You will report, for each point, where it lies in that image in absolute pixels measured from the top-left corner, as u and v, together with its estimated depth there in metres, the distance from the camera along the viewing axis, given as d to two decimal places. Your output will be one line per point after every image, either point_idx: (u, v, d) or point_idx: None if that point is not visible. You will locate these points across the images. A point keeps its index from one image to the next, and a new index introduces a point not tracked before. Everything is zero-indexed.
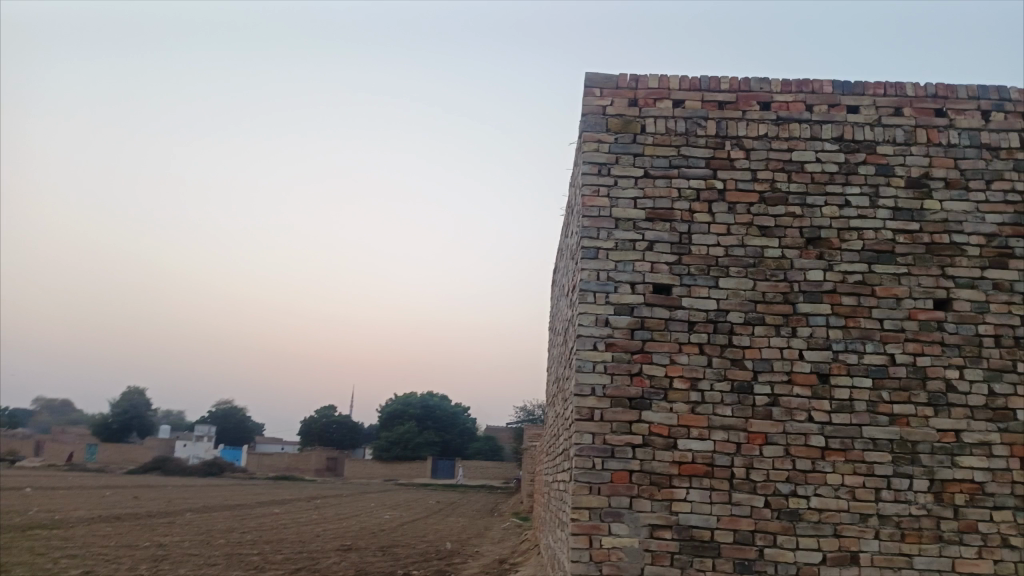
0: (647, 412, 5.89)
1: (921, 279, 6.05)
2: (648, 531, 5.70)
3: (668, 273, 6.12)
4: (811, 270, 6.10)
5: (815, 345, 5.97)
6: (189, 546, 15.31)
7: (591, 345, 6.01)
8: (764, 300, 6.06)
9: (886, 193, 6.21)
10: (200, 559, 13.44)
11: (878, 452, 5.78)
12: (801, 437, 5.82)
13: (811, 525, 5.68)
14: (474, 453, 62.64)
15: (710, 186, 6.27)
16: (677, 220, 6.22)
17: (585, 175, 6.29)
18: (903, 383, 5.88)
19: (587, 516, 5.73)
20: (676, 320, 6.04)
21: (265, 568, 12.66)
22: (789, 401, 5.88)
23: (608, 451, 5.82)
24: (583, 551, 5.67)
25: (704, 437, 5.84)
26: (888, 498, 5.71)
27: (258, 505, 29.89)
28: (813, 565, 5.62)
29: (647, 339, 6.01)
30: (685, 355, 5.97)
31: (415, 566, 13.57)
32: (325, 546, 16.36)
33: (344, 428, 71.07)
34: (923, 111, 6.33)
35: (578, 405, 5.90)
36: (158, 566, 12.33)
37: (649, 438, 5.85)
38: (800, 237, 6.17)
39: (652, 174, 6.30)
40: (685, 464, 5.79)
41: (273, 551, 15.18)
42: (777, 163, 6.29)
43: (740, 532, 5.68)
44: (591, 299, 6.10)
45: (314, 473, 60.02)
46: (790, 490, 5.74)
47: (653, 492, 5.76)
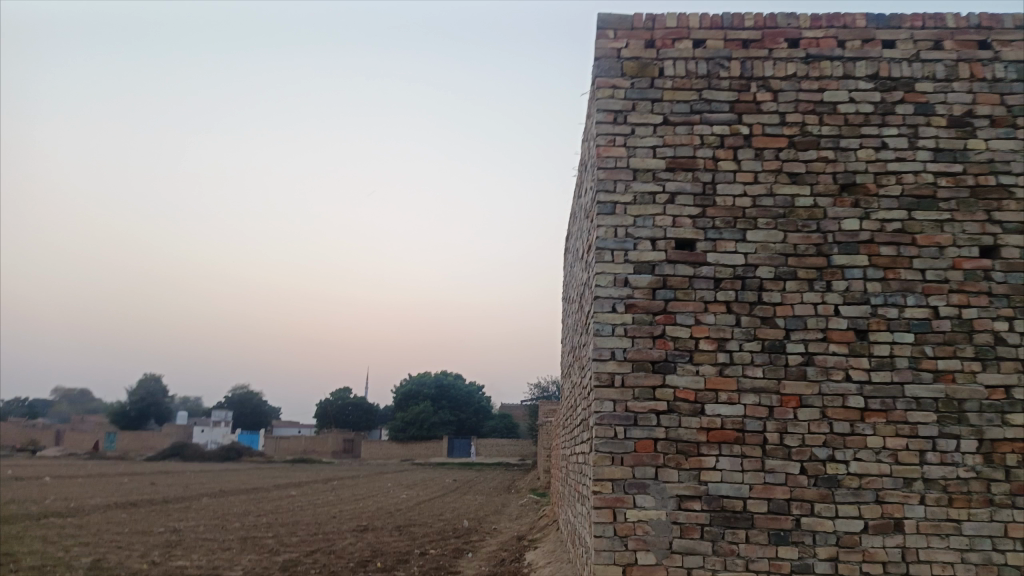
0: (672, 376, 5.49)
1: (965, 225, 5.59)
2: (675, 503, 5.32)
3: (690, 228, 5.69)
4: (846, 220, 5.65)
5: (851, 300, 5.53)
6: (203, 531, 15.10)
7: (609, 307, 5.61)
8: (795, 253, 5.62)
9: (926, 133, 5.73)
10: (214, 543, 13.22)
11: (923, 413, 5.36)
12: (839, 399, 5.40)
13: (851, 492, 5.29)
14: (489, 432, 62.71)
15: (735, 132, 5.81)
16: (700, 169, 5.77)
17: (599, 124, 5.84)
18: (948, 338, 5.44)
19: (610, 488, 5.35)
20: (701, 277, 5.61)
21: (279, 551, 12.43)
22: (825, 360, 5.46)
23: (631, 419, 5.44)
24: (607, 526, 5.30)
25: (733, 401, 5.44)
26: (934, 461, 5.30)
27: (274, 488, 29.85)
28: (854, 535, 5.23)
29: (670, 298, 5.59)
30: (711, 315, 5.56)
31: (431, 545, 13.29)
32: (341, 527, 16.13)
33: (359, 410, 71.19)
34: (965, 44, 5.82)
35: (597, 371, 5.51)
36: (170, 550, 12.10)
37: (675, 404, 5.45)
38: (832, 184, 5.72)
39: (671, 122, 5.85)
40: (714, 431, 5.40)
41: (288, 533, 14.95)
42: (806, 105, 5.81)
43: (774, 501, 5.29)
44: (608, 258, 5.68)
45: (330, 455, 60.11)
46: (828, 455, 5.34)
47: (680, 461, 5.37)
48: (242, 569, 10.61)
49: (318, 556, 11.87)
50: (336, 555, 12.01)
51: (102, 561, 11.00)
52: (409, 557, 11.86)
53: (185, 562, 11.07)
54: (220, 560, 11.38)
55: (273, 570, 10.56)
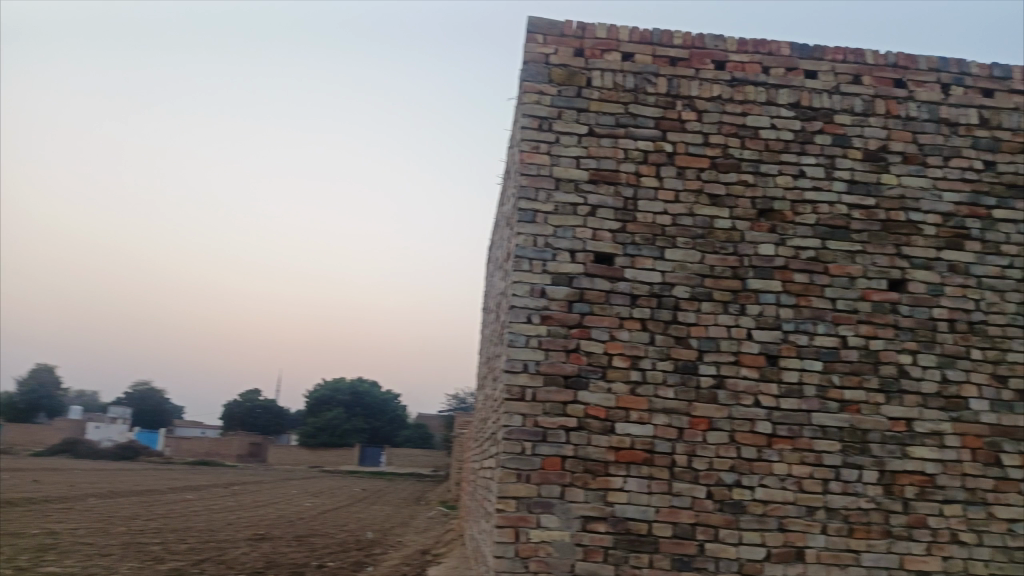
0: (583, 392, 5.34)
1: (876, 258, 5.68)
2: (580, 524, 5.15)
3: (611, 242, 5.57)
4: (763, 245, 5.66)
5: (764, 325, 5.53)
6: (82, 535, 14.06)
7: (524, 318, 5.42)
8: (712, 275, 5.58)
9: (842, 165, 5.81)
10: (92, 549, 12.29)
11: (827, 441, 5.38)
12: (747, 423, 5.37)
13: (755, 519, 5.25)
14: (403, 441, 61.76)
15: (659, 148, 5.75)
16: (623, 183, 5.67)
17: (524, 129, 5.68)
18: (854, 368, 5.50)
19: (514, 507, 5.15)
20: (618, 293, 5.50)
21: (165, 560, 11.67)
22: (735, 383, 5.42)
23: (539, 434, 5.25)
24: (508, 546, 5.10)
25: (643, 421, 5.33)
26: (837, 490, 5.33)
27: (169, 491, 28.33)
28: (756, 562, 5.19)
29: (587, 312, 5.45)
30: (626, 332, 5.45)
31: (329, 557, 12.74)
32: (236, 535, 15.34)
33: (268, 413, 68.92)
34: (882, 81, 5.95)
35: (508, 383, 5.31)
36: (41, 556, 11.18)
37: (585, 421, 5.30)
38: (751, 208, 5.72)
39: (597, 133, 5.74)
40: (622, 450, 5.27)
41: (177, 540, 14.10)
42: (730, 127, 5.81)
43: (680, 525, 5.20)
44: (526, 268, 5.50)
45: (235, 459, 57.75)
46: (734, 480, 5.29)
47: (587, 481, 5.21)
48: None
49: (207, 567, 11.19)
50: (226, 566, 11.34)
51: None
52: (304, 570, 11.31)
53: (56, 570, 10.21)
54: (96, 568, 10.55)
55: None
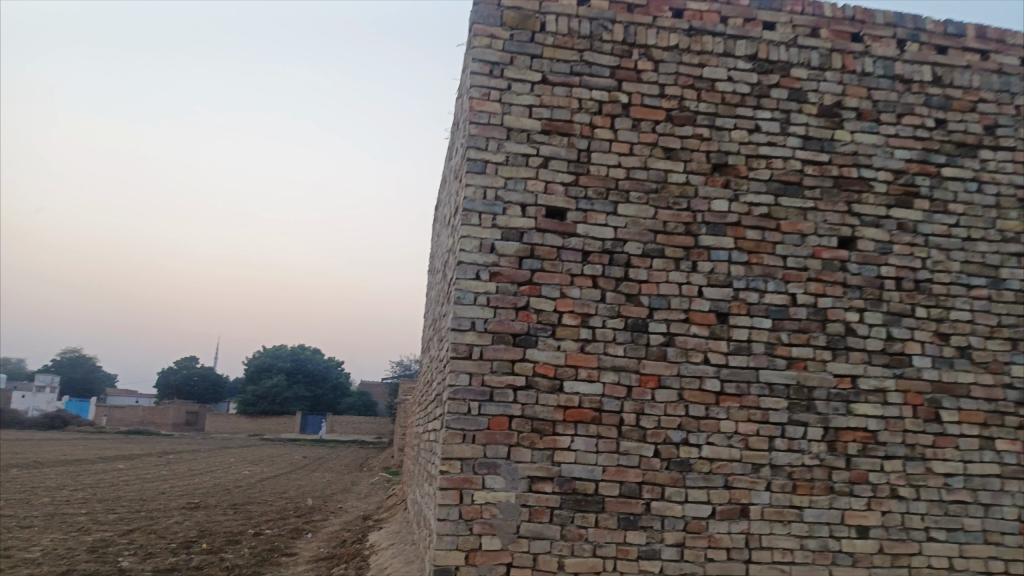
0: (532, 350, 5.15)
1: (827, 215, 5.62)
2: (526, 485, 5.00)
3: (562, 195, 5.36)
4: (716, 200, 5.53)
5: (715, 282, 5.42)
6: (2, 506, 13.34)
7: (473, 274, 5.18)
8: (664, 231, 5.43)
9: (797, 120, 5.71)
10: (12, 520, 11.65)
11: (774, 399, 5.34)
12: (696, 381, 5.28)
13: (701, 477, 5.18)
14: (345, 408, 61.21)
15: (613, 99, 5.53)
16: (576, 134, 5.44)
17: (474, 75, 5.37)
18: (803, 325, 5.45)
19: (458, 468, 4.96)
20: (569, 249, 5.30)
21: (91, 530, 11.14)
22: (685, 341, 5.31)
23: (486, 394, 5.06)
24: (452, 508, 4.91)
25: (593, 379, 5.18)
26: (782, 447, 5.30)
27: (100, 460, 27.35)
28: (701, 520, 5.13)
29: (537, 268, 5.25)
30: (577, 288, 5.27)
31: (267, 524, 12.41)
32: (169, 504, 14.83)
33: (206, 381, 67.16)
34: (840, 35, 5.85)
35: (454, 341, 5.08)
36: None
37: (533, 380, 5.12)
38: (705, 162, 5.57)
39: (550, 81, 5.48)
40: (571, 409, 5.12)
41: (105, 510, 13.51)
42: (686, 79, 5.63)
43: (627, 484, 5.09)
44: (475, 221, 5.25)
45: (171, 427, 56.17)
46: (682, 438, 5.20)
47: (534, 441, 5.05)
48: (40, 550, 9.35)
49: (136, 537, 10.72)
50: (157, 535, 10.91)
51: None
52: (241, 537, 10.97)
53: None
54: (15, 541, 9.98)
55: (77, 552, 9.36)
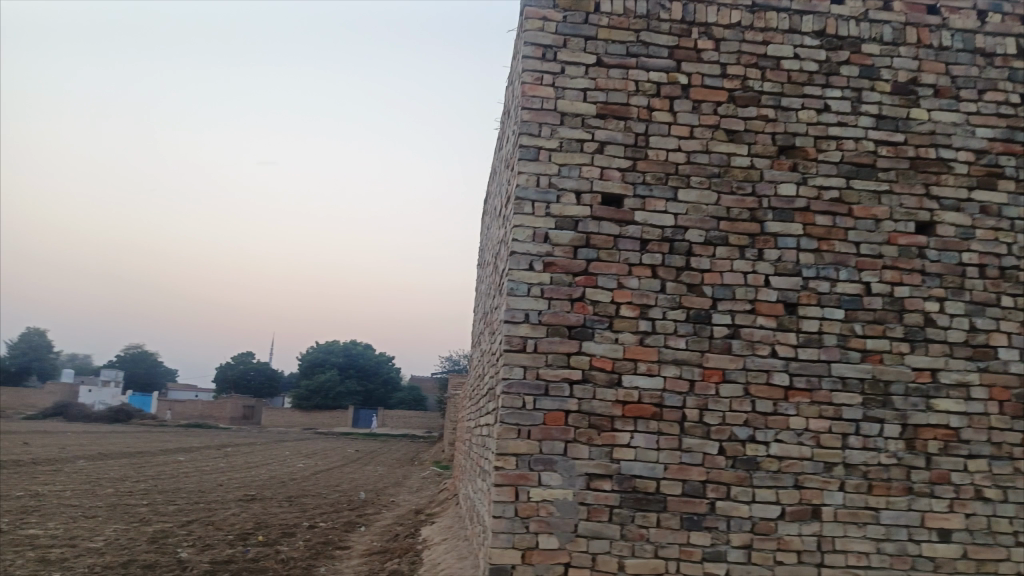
0: (588, 343, 4.95)
1: (903, 199, 5.28)
2: (584, 482, 4.81)
3: (619, 182, 5.14)
4: (783, 184, 5.24)
5: (782, 271, 5.14)
6: (68, 497, 13.74)
7: (526, 265, 5.01)
8: (728, 217, 5.17)
9: (869, 98, 5.37)
10: (78, 511, 11.97)
11: (847, 394, 5.04)
12: (763, 375, 5.01)
13: (769, 476, 4.92)
14: (396, 402, 61.87)
15: (672, 80, 5.28)
16: (633, 118, 5.22)
17: (526, 59, 5.19)
18: (878, 316, 5.13)
19: (513, 465, 4.80)
20: (627, 238, 5.08)
21: (151, 522, 11.36)
22: (751, 333, 5.05)
23: (541, 388, 4.89)
24: (508, 506, 4.75)
25: (652, 373, 4.96)
26: (856, 445, 5.00)
27: (162, 452, 28.14)
28: (769, 521, 4.87)
29: (593, 258, 5.05)
30: (635, 279, 5.05)
31: (321, 517, 12.49)
32: (226, 496, 15.09)
33: (261, 376, 68.66)
34: (915, 7, 5.49)
35: (508, 334, 4.92)
36: (23, 518, 10.86)
37: (590, 374, 4.93)
38: (771, 144, 5.29)
39: (605, 63, 5.26)
40: (630, 405, 4.91)
41: (165, 502, 13.80)
42: (749, 58, 5.35)
43: (690, 483, 4.86)
44: (528, 210, 5.07)
45: (228, 420, 57.58)
46: (748, 435, 4.95)
47: (591, 437, 4.86)
48: (103, 541, 9.55)
49: (194, 528, 10.90)
50: (214, 527, 11.07)
51: None
52: (296, 530, 11.05)
53: (38, 532, 9.88)
54: (79, 532, 10.23)
55: (138, 543, 9.54)
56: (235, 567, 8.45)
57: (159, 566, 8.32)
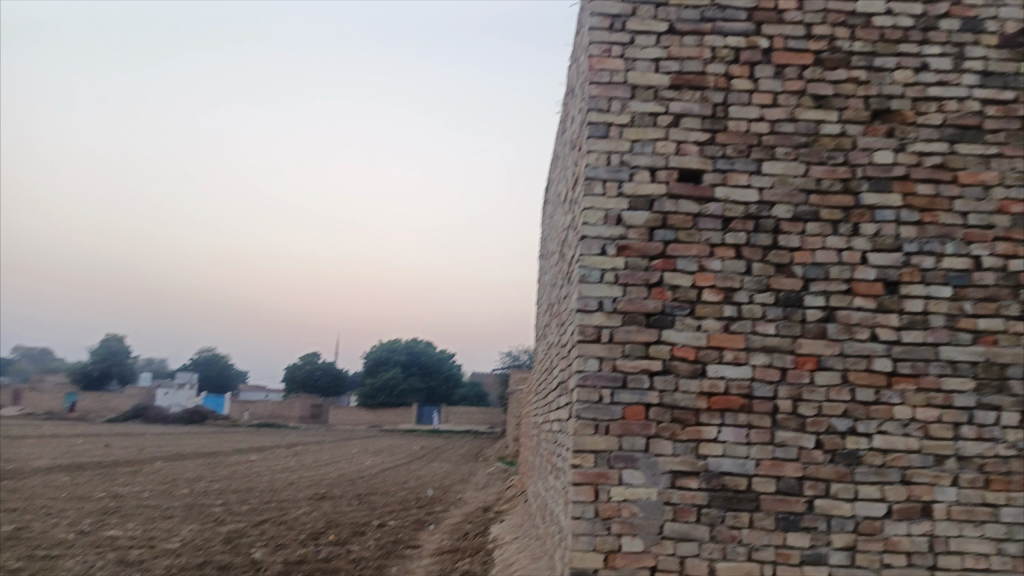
0: (669, 331, 4.62)
1: (1015, 162, 4.76)
2: (668, 481, 4.48)
3: (697, 156, 4.79)
4: (878, 152, 4.79)
5: (880, 246, 4.70)
6: (148, 497, 14.07)
7: (598, 249, 4.71)
8: (818, 190, 4.76)
9: (973, 54, 4.87)
10: (155, 511, 12.19)
11: (959, 379, 4.57)
12: (863, 361, 4.59)
13: (873, 471, 4.50)
14: (459, 399, 62.20)
15: (752, 45, 4.89)
16: (710, 88, 4.85)
17: (593, 31, 4.88)
18: (991, 293, 4.64)
19: (592, 462, 4.49)
20: (707, 216, 4.73)
21: (226, 521, 11.48)
22: (848, 316, 4.63)
23: (619, 380, 4.57)
24: (587, 506, 4.45)
25: (740, 362, 4.60)
26: (970, 435, 4.53)
27: (234, 452, 28.79)
28: (874, 520, 4.45)
29: (671, 239, 4.71)
30: (718, 260, 4.69)
31: (391, 515, 12.43)
32: (298, 495, 15.24)
33: (327, 376, 69.95)
34: None
35: (581, 324, 4.63)
36: (104, 519, 11.08)
37: (672, 364, 4.59)
38: (864, 109, 4.84)
39: (678, 31, 4.91)
40: (716, 396, 4.56)
41: (239, 501, 14.01)
42: (836, 16, 4.92)
43: (785, 479, 4.49)
44: (599, 191, 4.76)
45: (297, 420, 58.86)
46: (848, 427, 4.54)
47: (675, 432, 4.52)
48: (179, 541, 9.64)
49: (267, 527, 10.96)
50: (286, 526, 11.11)
51: (23, 529, 9.89)
52: (366, 529, 10.99)
53: (117, 533, 10.05)
54: (157, 531, 10.38)
55: (213, 543, 9.60)
56: (308, 567, 8.38)
57: (234, 566, 8.32)
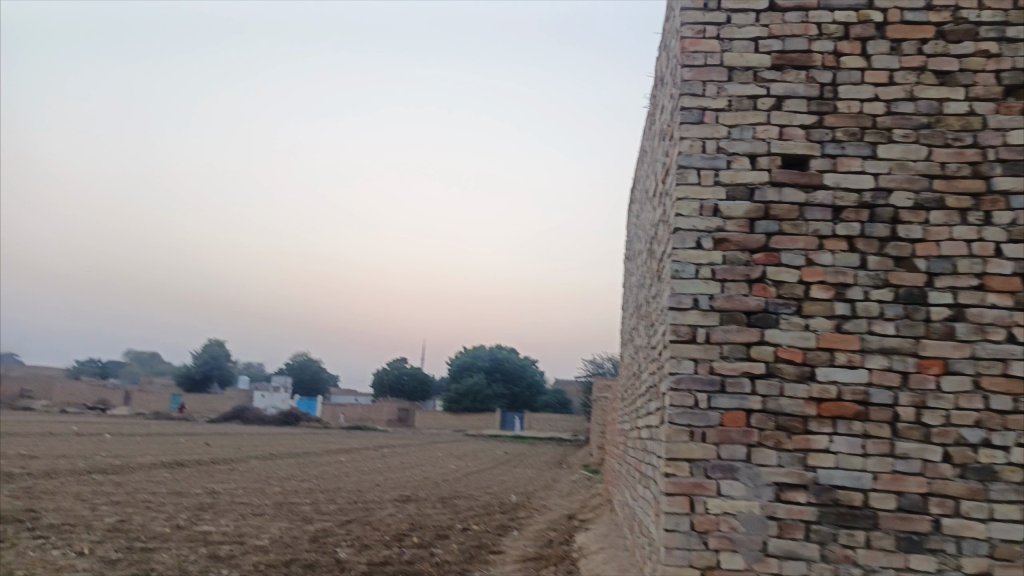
0: (772, 331, 4.24)
1: None
2: (773, 494, 4.09)
3: (803, 141, 4.40)
4: (1012, 132, 4.28)
5: (1017, 236, 4.18)
6: (241, 495, 14.49)
7: (693, 243, 4.38)
8: (942, 175, 4.28)
9: None
10: (247, 509, 12.50)
11: None
12: (998, 366, 4.08)
13: (1011, 489, 3.98)
14: (542, 406, 62.06)
15: (864, 18, 4.47)
16: (817, 66, 4.45)
17: (686, 10, 4.57)
18: None
19: (687, 471, 4.16)
20: (815, 206, 4.33)
21: (313, 520, 11.63)
22: (979, 315, 4.14)
23: (717, 384, 4.22)
24: (682, 518, 4.12)
25: (854, 365, 4.17)
26: None
27: (324, 453, 29.47)
28: (1014, 545, 3.93)
29: (774, 231, 4.33)
30: (828, 254, 4.28)
31: (474, 520, 12.30)
32: (383, 496, 15.36)
33: (413, 380, 71.15)
34: None
35: (674, 323, 4.31)
36: (199, 515, 11.41)
37: (776, 367, 4.21)
38: (995, 85, 4.34)
39: (780, 6, 4.54)
40: (827, 402, 4.15)
41: (327, 501, 14.23)
42: None
43: (906, 496, 4.03)
44: (693, 180, 4.44)
45: (385, 423, 60.14)
46: (981, 439, 4.04)
47: (780, 441, 4.13)
48: (268, 539, 9.79)
49: (353, 528, 11.02)
50: (371, 527, 11.15)
51: (124, 521, 10.29)
52: (449, 533, 10.89)
53: (211, 529, 10.30)
54: (248, 528, 10.59)
55: (300, 542, 9.70)
56: (391, 569, 8.30)
57: (319, 566, 8.34)
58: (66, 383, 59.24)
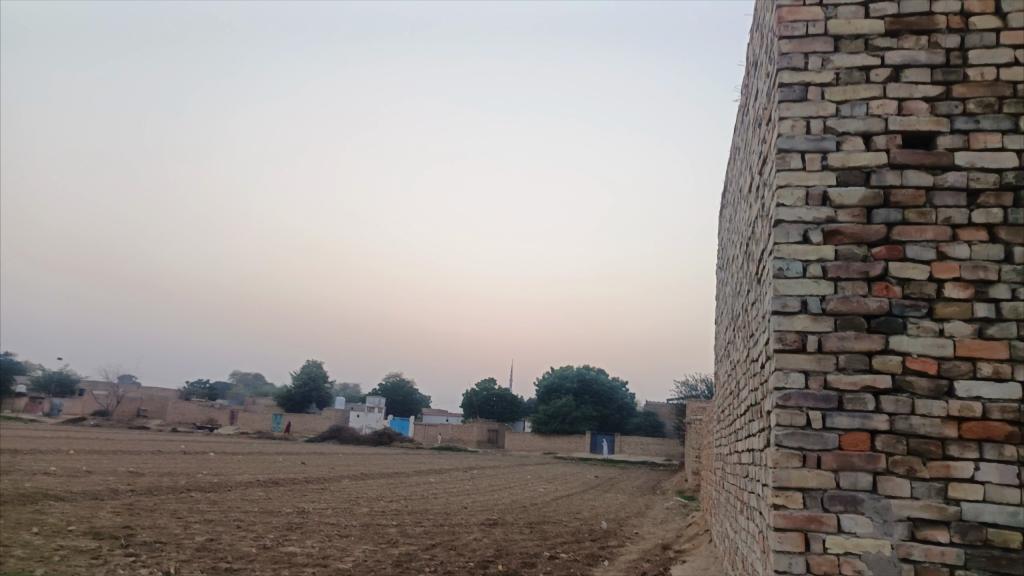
0: (898, 337, 3.62)
1: None
2: (906, 532, 3.43)
3: (928, 116, 3.78)
4: None
5: None
6: (329, 515, 14.49)
7: (799, 238, 3.82)
8: None
9: None
10: (333, 530, 12.42)
11: None
12: None
13: None
14: (634, 429, 60.67)
15: None
16: (942, 30, 3.84)
17: None
18: None
19: (799, 503, 3.57)
20: (946, 190, 3.70)
21: (398, 543, 11.40)
22: None
23: (832, 401, 3.63)
24: (796, 558, 3.52)
25: (1003, 377, 3.50)
26: None
27: (415, 474, 29.53)
28: None
29: (896, 221, 3.72)
30: (964, 246, 3.64)
31: (563, 547, 11.77)
32: (470, 519, 15.00)
33: (503, 402, 71.11)
34: None
35: (780, 330, 3.75)
36: (286, 535, 11.38)
37: (905, 380, 3.58)
38: None
39: None
40: (970, 422, 3.49)
41: (413, 523, 14.01)
42: None
43: None
44: (797, 166, 3.89)
45: (475, 444, 60.21)
46: None
47: (913, 468, 3.49)
48: (351, 562, 9.60)
49: (437, 552, 10.71)
50: (456, 551, 10.79)
51: (213, 540, 10.34)
52: (536, 560, 10.40)
53: (296, 550, 10.21)
54: (332, 550, 10.44)
55: (383, 566, 9.45)
56: None
57: None
58: (176, 403, 62.36)
